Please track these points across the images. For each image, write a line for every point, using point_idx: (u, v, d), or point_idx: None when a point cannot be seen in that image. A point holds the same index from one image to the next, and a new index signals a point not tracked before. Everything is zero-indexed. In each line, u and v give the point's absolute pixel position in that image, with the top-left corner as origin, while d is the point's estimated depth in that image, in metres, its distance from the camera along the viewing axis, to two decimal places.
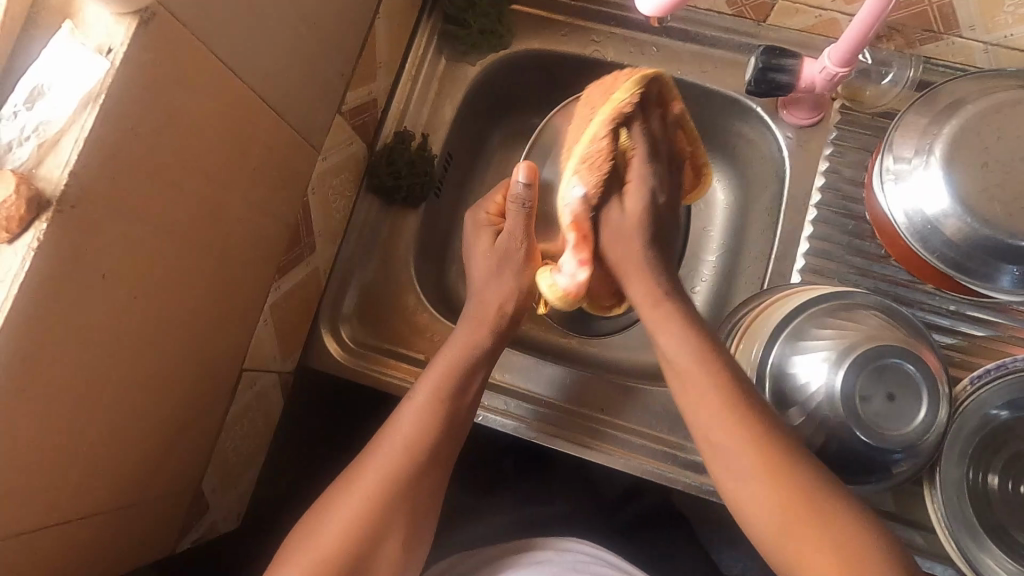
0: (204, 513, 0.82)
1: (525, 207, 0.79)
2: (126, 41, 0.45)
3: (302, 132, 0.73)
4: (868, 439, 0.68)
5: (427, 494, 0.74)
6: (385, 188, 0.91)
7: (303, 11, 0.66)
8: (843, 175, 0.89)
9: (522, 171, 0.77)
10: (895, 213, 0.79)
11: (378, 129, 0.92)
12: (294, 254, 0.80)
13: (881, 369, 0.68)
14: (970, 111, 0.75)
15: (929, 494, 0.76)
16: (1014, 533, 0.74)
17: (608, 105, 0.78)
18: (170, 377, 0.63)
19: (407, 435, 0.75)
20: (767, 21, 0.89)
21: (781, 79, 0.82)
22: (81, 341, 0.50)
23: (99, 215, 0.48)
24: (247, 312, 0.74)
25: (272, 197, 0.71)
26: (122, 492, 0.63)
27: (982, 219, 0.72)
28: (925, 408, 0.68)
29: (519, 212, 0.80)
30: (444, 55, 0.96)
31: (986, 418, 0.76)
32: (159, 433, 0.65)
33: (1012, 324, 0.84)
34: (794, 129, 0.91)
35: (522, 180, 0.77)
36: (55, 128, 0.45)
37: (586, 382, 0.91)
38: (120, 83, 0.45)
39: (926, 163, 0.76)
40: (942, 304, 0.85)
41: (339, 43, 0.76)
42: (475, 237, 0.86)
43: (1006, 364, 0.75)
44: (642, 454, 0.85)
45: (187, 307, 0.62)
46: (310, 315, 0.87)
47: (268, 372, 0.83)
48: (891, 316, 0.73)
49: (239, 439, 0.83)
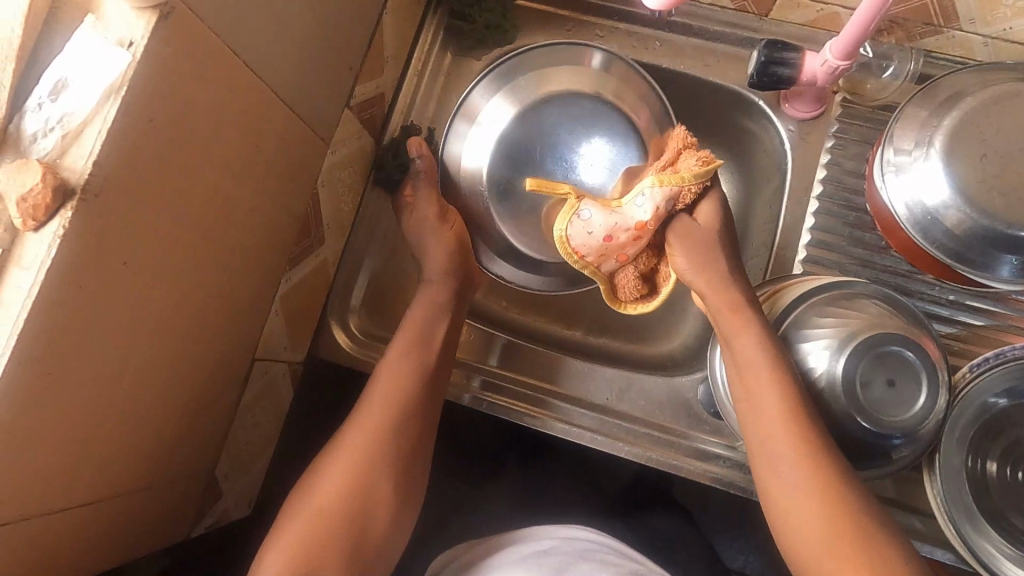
0: (217, 498, 0.84)
1: (420, 176, 0.90)
2: (147, 35, 0.46)
3: (312, 126, 0.74)
4: (869, 424, 0.69)
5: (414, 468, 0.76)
6: (393, 181, 0.92)
7: (313, 7, 0.67)
8: (845, 167, 0.90)
9: (410, 147, 0.90)
10: (895, 205, 0.80)
11: (385, 123, 0.93)
12: (304, 245, 0.81)
13: (882, 356, 0.69)
14: (969, 104, 0.76)
15: (929, 481, 0.77)
16: (1012, 518, 0.75)
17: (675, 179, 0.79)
18: (185, 366, 0.65)
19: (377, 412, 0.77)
20: (769, 16, 0.90)
21: (783, 72, 0.83)
22: (102, 327, 0.51)
23: (121, 204, 0.49)
24: (259, 302, 0.75)
25: (283, 189, 0.72)
26: (139, 476, 0.64)
27: (981, 210, 0.73)
28: (925, 394, 0.69)
29: (421, 181, 0.90)
30: (450, 50, 0.97)
31: (985, 406, 0.78)
32: (174, 419, 0.66)
33: (1011, 314, 0.85)
34: (796, 122, 0.92)
35: (415, 154, 0.90)
36: (78, 119, 0.46)
37: (591, 372, 0.92)
38: (140, 75, 0.47)
39: (926, 155, 0.77)
40: (942, 295, 0.87)
41: (348, 39, 0.77)
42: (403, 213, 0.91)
43: (1005, 352, 0.76)
44: (645, 442, 0.86)
45: (202, 295, 0.63)
46: (319, 306, 0.89)
47: (279, 361, 0.84)
48: (892, 304, 0.75)
49: (251, 427, 0.84)
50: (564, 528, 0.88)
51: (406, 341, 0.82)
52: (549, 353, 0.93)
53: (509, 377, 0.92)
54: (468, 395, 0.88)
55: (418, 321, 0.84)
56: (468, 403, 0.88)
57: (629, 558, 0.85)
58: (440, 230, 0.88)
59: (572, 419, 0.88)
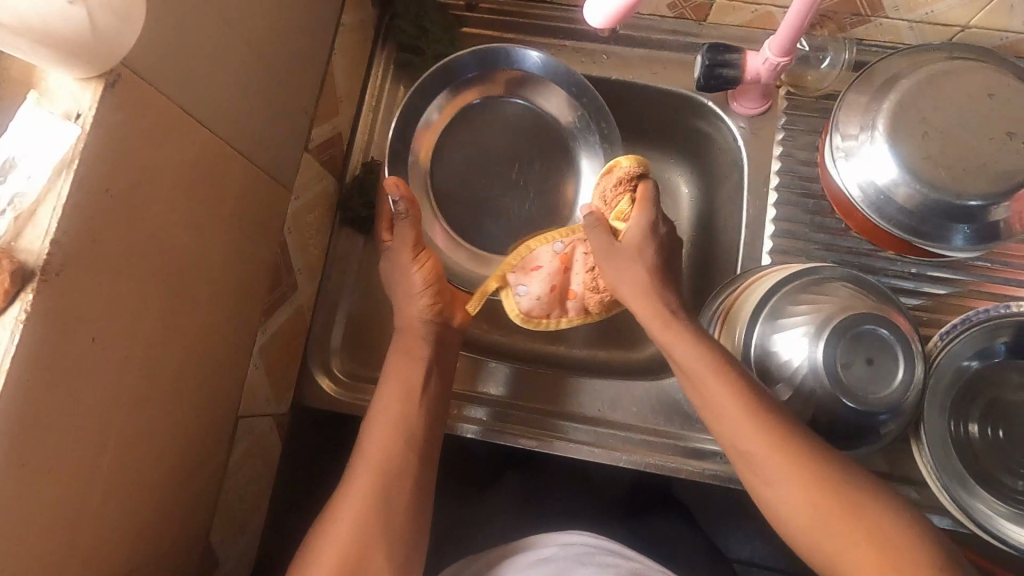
0: (215, 566, 0.81)
1: (405, 219, 0.81)
2: (94, 105, 0.45)
3: (272, 173, 0.74)
4: (855, 402, 0.70)
5: (416, 514, 0.76)
6: (360, 219, 0.91)
7: (262, 57, 0.67)
8: (798, 157, 0.94)
9: (390, 189, 0.79)
10: (849, 188, 0.83)
11: (345, 162, 0.93)
12: (276, 295, 0.80)
13: (857, 336, 0.71)
14: (905, 86, 0.80)
15: (918, 451, 0.77)
16: (999, 476, 0.78)
17: (636, 162, 0.79)
18: (165, 436, 0.62)
19: (371, 466, 0.75)
20: (707, 20, 0.93)
21: (728, 73, 0.86)
22: (78, 408, 0.49)
23: (85, 278, 0.47)
24: (237, 357, 0.73)
25: (249, 240, 0.71)
26: (132, 555, 0.61)
27: (930, 185, 0.76)
28: (903, 367, 0.71)
29: (405, 226, 0.82)
30: (402, 83, 0.98)
31: (960, 370, 0.80)
32: (160, 492, 0.64)
33: (970, 279, 0.89)
34: (746, 118, 0.95)
35: (394, 197, 0.79)
36: (30, 198, 0.44)
37: (578, 386, 0.92)
38: (92, 146, 0.46)
39: (872, 138, 0.80)
40: (904, 269, 0.90)
41: (300, 85, 0.77)
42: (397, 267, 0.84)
43: (970, 317, 0.79)
44: (642, 448, 0.87)
45: (176, 360, 0.61)
46: (298, 353, 0.87)
47: (264, 416, 0.82)
48: (860, 285, 0.77)
49: (242, 486, 0.82)
50: (561, 534, 0.86)
51: (401, 374, 0.81)
52: (538, 373, 0.93)
53: (503, 401, 0.91)
54: (463, 424, 0.88)
55: (405, 370, 0.81)
56: (461, 433, 0.87)
57: (630, 557, 0.85)
58: (409, 270, 0.83)
59: (570, 435, 0.88)
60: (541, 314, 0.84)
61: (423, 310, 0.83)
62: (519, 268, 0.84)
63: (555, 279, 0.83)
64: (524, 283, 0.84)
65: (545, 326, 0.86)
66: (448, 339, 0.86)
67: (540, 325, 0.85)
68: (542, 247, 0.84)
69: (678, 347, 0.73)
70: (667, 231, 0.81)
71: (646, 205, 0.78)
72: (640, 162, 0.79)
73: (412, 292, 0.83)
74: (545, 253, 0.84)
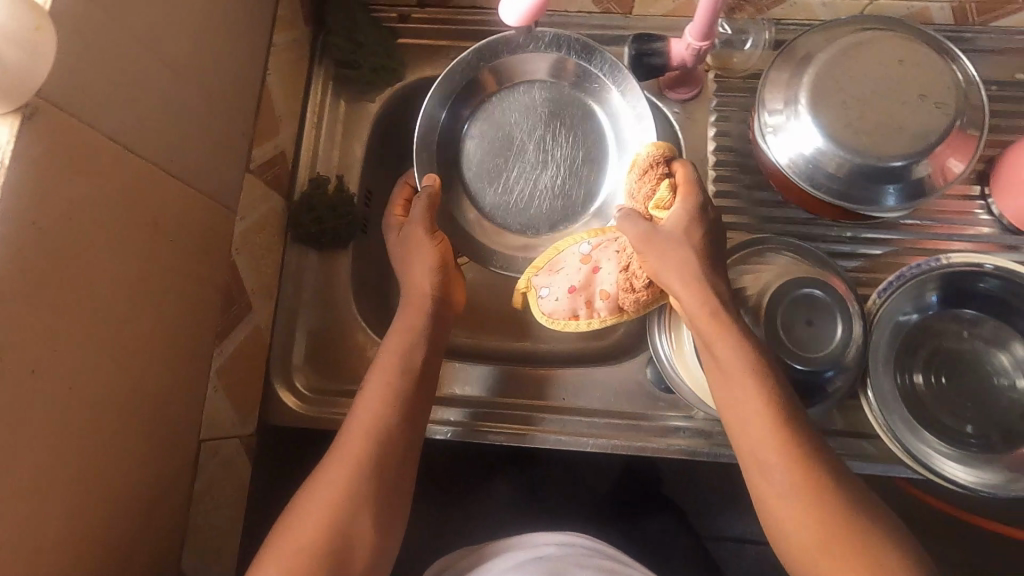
0: None
1: (422, 200, 0.86)
2: (12, 139, 0.46)
3: (213, 196, 0.74)
4: (797, 363, 0.73)
5: None
6: (311, 235, 0.92)
7: (190, 82, 0.68)
8: (732, 136, 0.97)
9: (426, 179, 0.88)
10: (781, 161, 0.86)
11: (292, 180, 0.93)
12: (229, 317, 0.80)
13: (793, 300, 0.74)
14: (822, 59, 0.84)
15: (867, 404, 0.80)
16: (946, 421, 0.81)
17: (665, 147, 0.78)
18: (122, 466, 0.62)
19: (356, 438, 0.72)
20: (632, 13, 0.96)
21: (654, 61, 0.91)
22: (22, 441, 0.49)
23: (18, 310, 0.48)
24: (193, 381, 0.73)
25: (195, 263, 0.71)
26: None
27: (853, 151, 0.80)
28: (841, 326, 0.74)
29: (419, 207, 0.86)
30: (342, 98, 0.99)
31: (900, 324, 0.84)
32: (122, 523, 0.63)
33: (903, 238, 0.93)
34: (679, 104, 0.98)
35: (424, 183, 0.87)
36: None
37: (542, 378, 0.93)
38: (14, 179, 0.46)
39: (797, 112, 0.84)
40: (841, 233, 0.94)
41: (234, 107, 0.77)
42: (416, 242, 0.86)
43: (903, 274, 0.82)
44: (609, 431, 0.89)
45: (126, 388, 0.61)
46: (259, 373, 0.87)
47: (229, 439, 0.82)
48: (798, 252, 0.80)
49: (212, 511, 0.81)
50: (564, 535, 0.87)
51: (391, 351, 0.80)
52: (503, 369, 0.95)
53: (471, 400, 0.93)
54: (434, 426, 0.88)
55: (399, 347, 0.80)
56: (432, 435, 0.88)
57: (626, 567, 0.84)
58: (427, 247, 0.85)
59: (537, 426, 0.89)
60: (565, 315, 0.83)
61: (435, 284, 0.85)
62: (614, 247, 0.81)
63: (581, 277, 0.82)
64: (547, 284, 0.85)
65: (570, 327, 0.83)
66: (447, 316, 0.86)
67: (569, 326, 0.83)
68: (568, 250, 0.84)
69: (709, 335, 0.69)
70: (716, 215, 0.76)
71: (691, 187, 0.74)
72: (668, 148, 0.78)
73: (425, 266, 0.85)
74: (585, 252, 0.83)
